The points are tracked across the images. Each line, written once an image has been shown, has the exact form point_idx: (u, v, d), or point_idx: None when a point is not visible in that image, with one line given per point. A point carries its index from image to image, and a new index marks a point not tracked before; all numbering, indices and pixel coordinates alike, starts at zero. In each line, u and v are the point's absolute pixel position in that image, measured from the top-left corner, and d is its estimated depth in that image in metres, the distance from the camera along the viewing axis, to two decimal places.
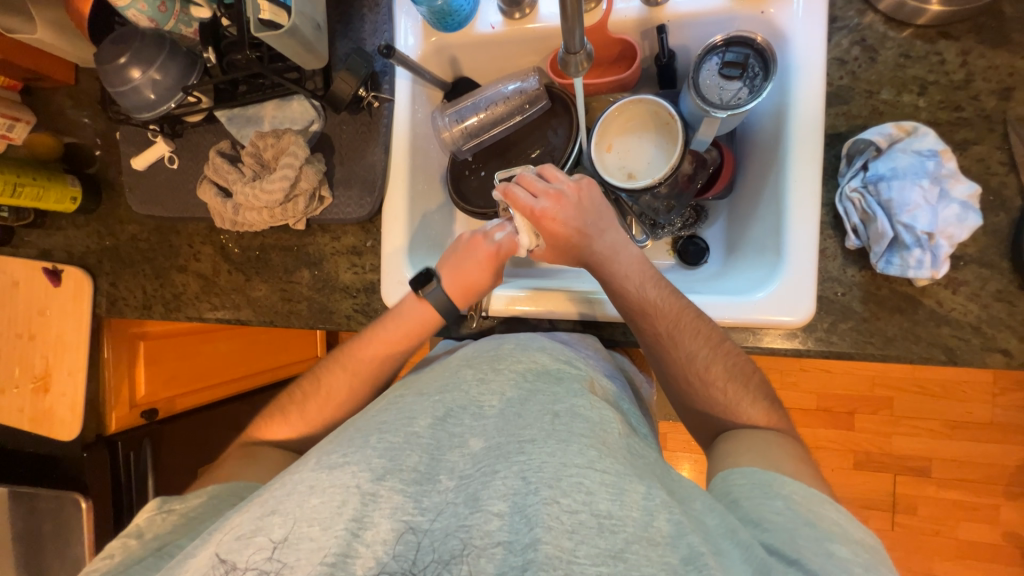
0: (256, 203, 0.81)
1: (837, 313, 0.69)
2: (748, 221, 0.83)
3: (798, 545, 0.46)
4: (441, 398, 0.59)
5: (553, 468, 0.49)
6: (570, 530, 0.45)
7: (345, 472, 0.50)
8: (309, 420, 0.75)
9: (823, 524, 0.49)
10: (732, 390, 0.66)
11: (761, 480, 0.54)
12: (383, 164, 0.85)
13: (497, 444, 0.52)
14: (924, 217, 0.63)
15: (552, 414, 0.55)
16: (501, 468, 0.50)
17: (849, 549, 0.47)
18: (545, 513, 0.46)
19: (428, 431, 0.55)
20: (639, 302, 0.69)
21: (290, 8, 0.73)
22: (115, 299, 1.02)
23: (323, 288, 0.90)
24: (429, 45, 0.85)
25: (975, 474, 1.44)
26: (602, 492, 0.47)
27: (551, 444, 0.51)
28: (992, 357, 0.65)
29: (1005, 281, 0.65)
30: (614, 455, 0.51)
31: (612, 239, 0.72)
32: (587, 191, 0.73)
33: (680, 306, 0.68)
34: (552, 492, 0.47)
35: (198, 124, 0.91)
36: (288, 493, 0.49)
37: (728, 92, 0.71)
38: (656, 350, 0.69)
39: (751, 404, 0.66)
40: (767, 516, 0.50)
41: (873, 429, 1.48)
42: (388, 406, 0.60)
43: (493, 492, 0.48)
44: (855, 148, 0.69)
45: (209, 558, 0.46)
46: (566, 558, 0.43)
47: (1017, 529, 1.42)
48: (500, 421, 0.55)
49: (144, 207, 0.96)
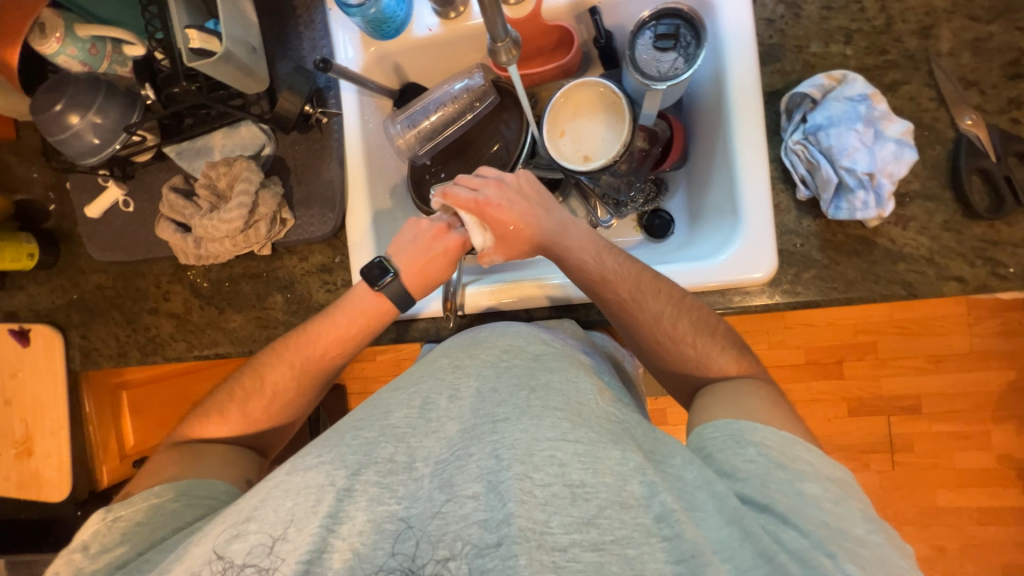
0: (216, 234, 0.80)
1: (799, 264, 0.71)
2: (704, 186, 0.85)
3: (769, 491, 0.52)
4: (417, 388, 0.63)
5: (524, 444, 0.53)
6: (542, 502, 0.50)
7: (319, 472, 0.55)
8: (253, 420, 0.75)
9: (793, 466, 0.54)
10: (700, 343, 0.69)
11: (731, 431, 0.58)
12: (341, 178, 0.85)
13: (471, 426, 0.57)
14: (863, 158, 0.66)
15: (528, 392, 0.59)
16: (474, 450, 0.54)
17: (820, 487, 0.53)
18: (517, 488, 0.50)
19: (404, 421, 0.60)
20: (597, 273, 0.72)
21: (221, 34, 0.72)
22: (88, 351, 1.00)
23: (298, 310, 0.90)
24: (369, 55, 0.85)
25: (963, 404, 1.48)
26: (573, 463, 0.52)
27: (523, 422, 0.55)
28: (949, 286, 0.67)
29: (950, 211, 0.67)
30: (585, 425, 0.56)
31: (561, 216, 0.76)
32: (523, 178, 0.78)
33: (636, 270, 0.71)
34: (523, 467, 0.52)
35: (149, 163, 0.90)
36: (263, 500, 0.53)
37: (665, 64, 0.72)
38: (622, 318, 0.71)
39: (723, 355, 0.68)
40: (741, 468, 0.55)
41: (862, 375, 1.52)
42: (365, 404, 0.64)
43: (468, 476, 0.53)
44: (793, 103, 0.72)
45: (208, 551, 0.51)
46: (539, 529, 0.49)
47: (1010, 451, 1.47)
48: (478, 399, 0.60)
49: (105, 254, 0.94)
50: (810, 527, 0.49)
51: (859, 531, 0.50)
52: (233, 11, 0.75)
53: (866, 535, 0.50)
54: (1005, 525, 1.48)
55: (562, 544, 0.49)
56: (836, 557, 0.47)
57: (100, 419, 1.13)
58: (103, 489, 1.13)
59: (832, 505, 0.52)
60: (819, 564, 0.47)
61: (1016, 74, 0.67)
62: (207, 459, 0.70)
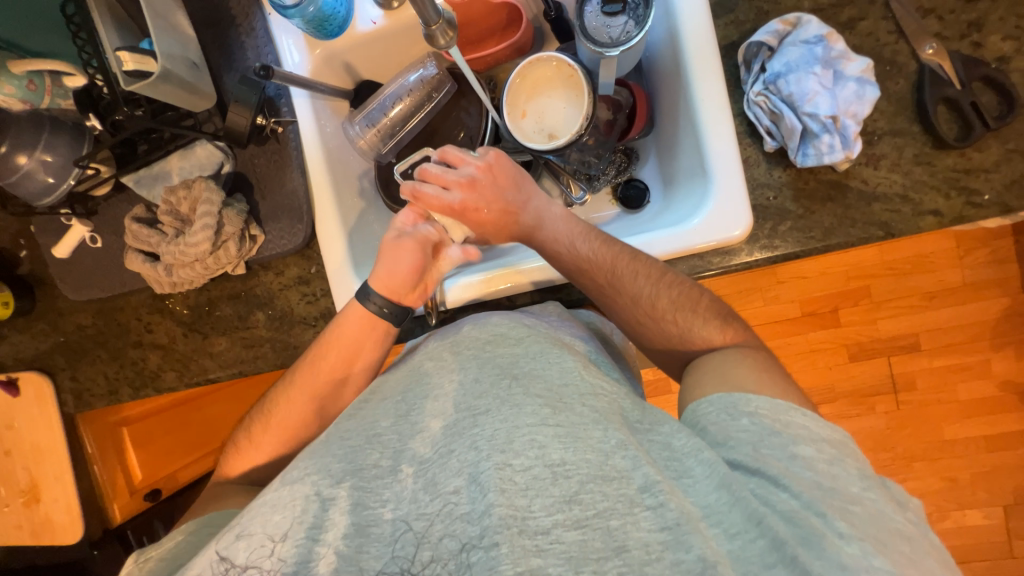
0: (185, 259, 0.79)
1: (774, 217, 0.70)
2: (674, 151, 0.83)
3: (759, 455, 0.53)
4: (401, 395, 0.64)
5: (505, 433, 0.54)
6: (523, 488, 0.51)
7: (305, 483, 0.55)
8: (272, 453, 0.75)
9: (789, 431, 0.54)
10: (682, 318, 0.68)
11: (724, 403, 0.58)
12: (305, 188, 0.83)
13: (453, 421, 0.58)
14: (824, 103, 0.65)
15: (510, 379, 0.60)
16: (457, 446, 0.55)
17: (814, 448, 0.53)
18: (497, 477, 0.51)
19: (390, 427, 0.60)
20: (575, 262, 0.71)
21: (156, 52, 0.69)
22: (81, 392, 0.99)
23: (281, 325, 0.89)
24: (316, 57, 0.82)
25: (959, 337, 1.49)
26: (554, 444, 0.53)
27: (503, 412, 0.56)
28: (925, 221, 0.66)
29: (920, 144, 0.66)
30: (567, 409, 0.56)
31: (537, 206, 0.76)
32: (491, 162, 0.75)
33: (614, 253, 0.70)
34: (504, 456, 0.52)
35: (109, 196, 0.87)
36: (252, 517, 0.53)
37: (616, 29, 0.70)
38: (605, 302, 0.71)
39: (704, 324, 0.68)
40: (732, 436, 0.55)
41: (858, 320, 1.52)
42: (348, 415, 0.64)
43: (450, 472, 0.54)
44: (750, 54, 0.70)
45: (208, 558, 0.51)
46: (521, 515, 0.50)
47: (1010, 377, 1.48)
48: (461, 392, 0.60)
49: (80, 293, 0.93)
50: (800, 489, 0.50)
51: (853, 489, 0.51)
52: (166, 27, 0.72)
53: (862, 493, 0.51)
54: (1011, 449, 1.50)
55: (545, 527, 0.49)
56: (825, 515, 0.48)
57: (104, 457, 1.13)
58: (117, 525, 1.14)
59: (827, 466, 0.52)
60: (809, 525, 0.47)
61: None
62: (212, 491, 0.69)
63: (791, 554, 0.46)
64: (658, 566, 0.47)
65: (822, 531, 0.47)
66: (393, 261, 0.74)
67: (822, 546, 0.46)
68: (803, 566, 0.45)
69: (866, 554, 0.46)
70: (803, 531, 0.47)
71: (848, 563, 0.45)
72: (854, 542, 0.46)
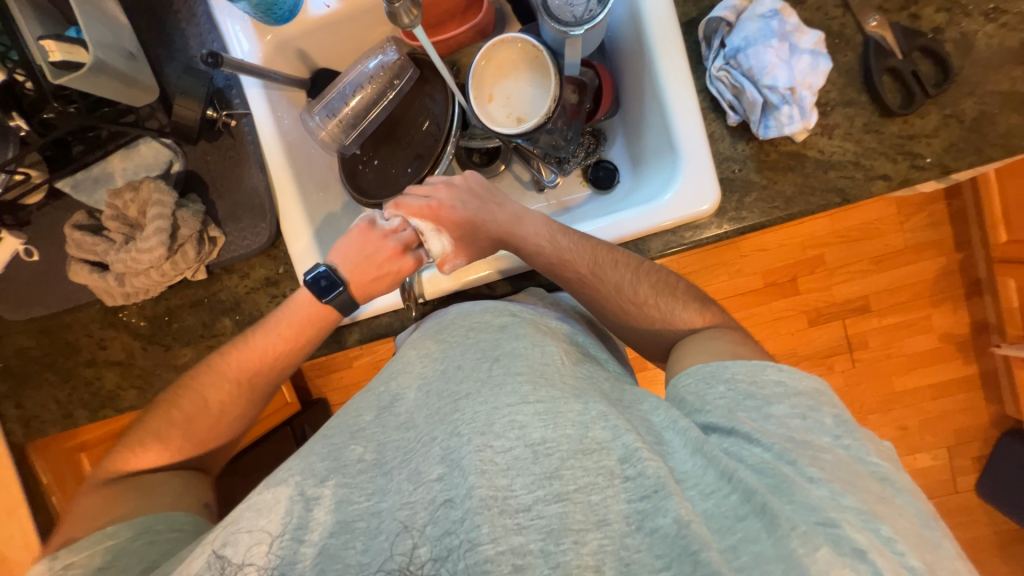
0: (138, 266, 0.74)
1: (740, 189, 0.73)
2: (641, 130, 0.85)
3: (733, 416, 0.55)
4: (385, 387, 0.65)
5: (484, 415, 0.55)
6: (504, 468, 0.51)
7: (288, 483, 0.54)
8: (197, 442, 0.71)
9: (764, 392, 0.56)
10: (662, 303, 0.70)
11: (703, 372, 0.60)
12: (266, 184, 0.79)
13: (436, 409, 0.58)
14: (783, 75, 0.67)
15: (493, 362, 0.61)
16: (437, 433, 0.55)
17: (787, 405, 0.55)
18: (477, 459, 0.51)
19: (374, 420, 0.61)
20: (553, 258, 0.72)
21: (86, 41, 0.63)
22: (28, 420, 0.91)
23: (251, 330, 0.84)
24: (268, 44, 0.78)
25: (904, 295, 1.61)
26: (534, 422, 0.54)
27: (484, 395, 0.57)
28: (876, 186, 0.70)
29: (869, 113, 0.70)
30: (548, 385, 0.58)
31: (513, 210, 0.77)
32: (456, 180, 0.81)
33: (593, 245, 0.71)
34: (483, 438, 0.53)
35: (43, 203, 0.80)
36: (234, 520, 0.52)
37: (579, 7, 0.70)
38: (586, 296, 0.72)
39: (684, 307, 0.70)
40: (709, 401, 0.57)
41: (814, 286, 1.61)
42: (335, 414, 0.64)
43: (431, 460, 0.53)
44: (710, 29, 0.72)
45: (204, 557, 0.50)
46: (502, 495, 0.50)
47: (948, 329, 1.62)
48: (444, 379, 0.61)
49: (18, 313, 0.85)
50: (771, 441, 0.52)
51: (827, 439, 0.53)
52: (95, 13, 0.65)
53: (834, 443, 0.52)
54: (952, 395, 1.64)
55: (526, 504, 0.49)
56: (796, 462, 0.50)
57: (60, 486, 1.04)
58: None
59: (800, 420, 0.54)
60: (780, 474, 0.49)
61: None
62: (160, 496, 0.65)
63: (763, 503, 0.47)
64: (637, 536, 0.48)
65: (791, 477, 0.49)
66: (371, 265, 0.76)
67: (793, 492, 0.48)
68: (774, 512, 0.46)
69: (836, 494, 0.47)
70: (774, 480, 0.49)
71: (819, 505, 0.46)
72: (824, 485, 0.48)
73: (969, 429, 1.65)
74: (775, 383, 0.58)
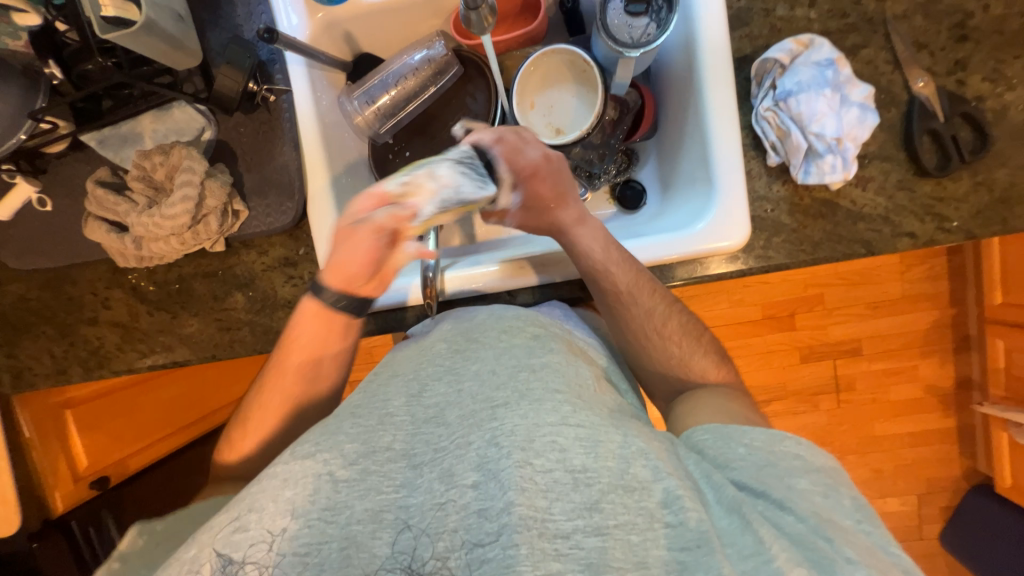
0: (159, 232, 0.72)
1: (770, 229, 0.74)
2: (677, 156, 0.85)
3: (764, 479, 0.56)
4: (417, 373, 0.64)
5: (525, 430, 0.54)
6: (545, 489, 0.51)
7: (318, 460, 0.54)
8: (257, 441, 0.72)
9: (784, 462, 0.58)
10: (684, 343, 0.74)
11: (721, 432, 0.61)
12: (297, 162, 0.78)
13: (472, 412, 0.57)
14: (831, 124, 0.68)
15: (528, 372, 0.60)
16: (474, 439, 0.55)
17: (809, 479, 0.57)
18: (518, 476, 0.51)
19: (404, 408, 0.60)
20: (603, 262, 0.72)
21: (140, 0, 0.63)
22: (19, 372, 0.89)
23: (263, 308, 0.83)
24: (317, 22, 0.77)
25: (896, 343, 1.64)
26: (575, 448, 0.54)
27: (523, 407, 0.56)
28: (902, 242, 0.72)
29: (904, 171, 0.71)
30: (588, 409, 0.57)
31: (580, 206, 0.76)
32: (437, 165, 0.60)
33: (643, 266, 0.73)
34: (524, 455, 0.52)
35: (63, 154, 0.78)
36: (263, 491, 0.52)
37: (637, 29, 0.70)
38: (616, 309, 0.73)
39: (702, 354, 0.74)
40: (734, 461, 0.58)
41: (811, 324, 1.64)
42: (366, 389, 0.64)
43: (466, 465, 0.53)
44: (763, 69, 0.72)
45: (232, 514, 0.52)
46: (541, 517, 0.50)
47: (933, 381, 1.66)
48: (478, 383, 0.60)
49: (23, 262, 0.83)
50: (804, 512, 0.53)
51: (850, 521, 0.54)
52: None
53: (858, 526, 0.54)
54: (929, 445, 1.68)
55: (565, 531, 0.50)
56: (832, 540, 0.51)
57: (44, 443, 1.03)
58: (58, 516, 1.06)
59: (822, 498, 0.55)
60: (818, 549, 0.51)
61: (961, 36, 0.70)
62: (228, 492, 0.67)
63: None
64: None
65: (831, 555, 0.50)
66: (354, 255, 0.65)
67: (834, 570, 0.49)
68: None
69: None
70: (813, 554, 0.50)
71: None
72: (862, 568, 0.49)
73: (942, 480, 1.69)
74: (793, 455, 0.59)
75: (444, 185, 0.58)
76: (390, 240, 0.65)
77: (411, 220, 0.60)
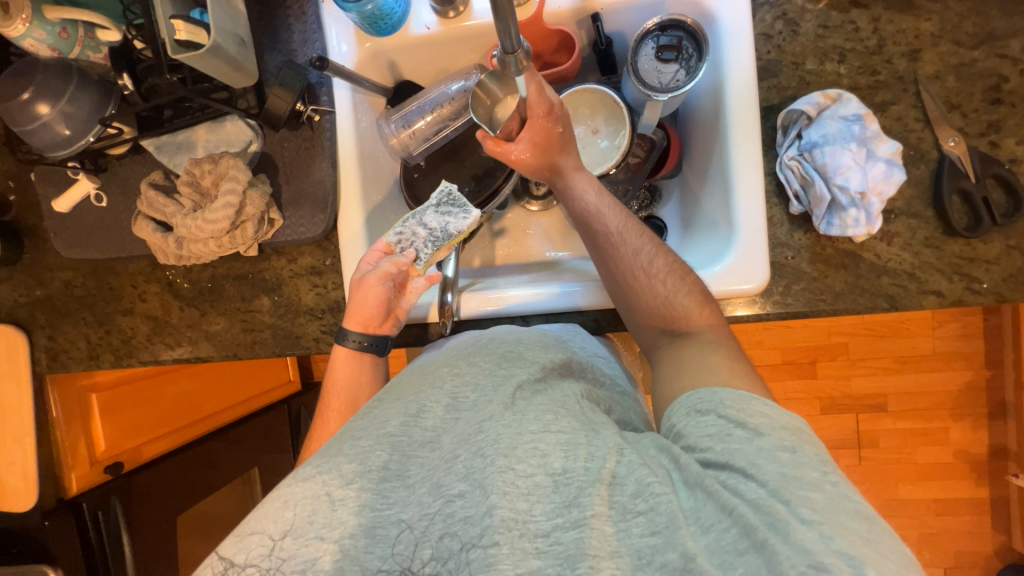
0: (200, 235, 0.77)
1: (790, 276, 0.73)
2: (698, 196, 0.86)
3: (729, 450, 0.53)
4: (417, 396, 0.64)
5: (509, 438, 0.55)
6: (526, 492, 0.52)
7: (317, 481, 0.55)
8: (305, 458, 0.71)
9: (751, 422, 0.55)
10: (687, 305, 0.69)
11: (693, 402, 0.59)
12: (332, 179, 0.82)
13: (463, 430, 0.58)
14: (856, 178, 0.68)
15: (515, 387, 0.61)
16: (461, 452, 0.56)
17: (777, 437, 0.53)
18: (501, 481, 0.52)
19: (400, 428, 0.60)
20: (602, 204, 0.75)
21: (209, 25, 0.69)
22: (56, 353, 0.95)
23: (286, 313, 0.87)
24: (365, 51, 0.82)
25: (927, 402, 1.55)
26: (556, 452, 0.55)
27: (508, 417, 0.57)
28: (927, 300, 0.70)
29: (931, 228, 0.70)
30: (569, 415, 0.58)
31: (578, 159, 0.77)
32: (424, 214, 0.78)
33: (625, 214, 0.75)
34: (507, 460, 0.54)
35: (124, 155, 0.85)
36: (265, 514, 0.54)
37: (666, 75, 0.75)
38: (604, 251, 0.73)
39: (687, 293, 0.69)
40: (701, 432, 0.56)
41: (833, 374, 1.57)
42: (364, 412, 0.63)
43: (455, 476, 0.55)
44: (790, 118, 0.74)
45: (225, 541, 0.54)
46: (523, 518, 0.51)
47: (966, 446, 1.55)
48: (473, 409, 0.61)
49: (73, 252, 0.88)
50: (767, 477, 0.50)
51: (815, 474, 0.50)
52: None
53: (823, 479, 0.50)
54: (959, 516, 1.57)
55: (545, 530, 0.51)
56: (790, 502, 0.48)
57: (68, 421, 1.06)
58: (71, 496, 1.06)
59: (789, 454, 0.52)
60: (775, 512, 0.47)
61: (996, 99, 0.70)
62: None
63: (761, 539, 0.46)
64: None
65: (786, 517, 0.47)
66: (360, 302, 0.74)
67: (788, 532, 0.46)
68: (772, 551, 0.45)
69: (825, 536, 0.45)
70: (770, 517, 0.47)
71: (812, 549, 0.44)
72: (814, 527, 0.46)
73: (970, 555, 1.58)
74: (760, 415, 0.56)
75: (432, 228, 0.78)
76: (401, 280, 0.78)
77: (412, 264, 0.77)
